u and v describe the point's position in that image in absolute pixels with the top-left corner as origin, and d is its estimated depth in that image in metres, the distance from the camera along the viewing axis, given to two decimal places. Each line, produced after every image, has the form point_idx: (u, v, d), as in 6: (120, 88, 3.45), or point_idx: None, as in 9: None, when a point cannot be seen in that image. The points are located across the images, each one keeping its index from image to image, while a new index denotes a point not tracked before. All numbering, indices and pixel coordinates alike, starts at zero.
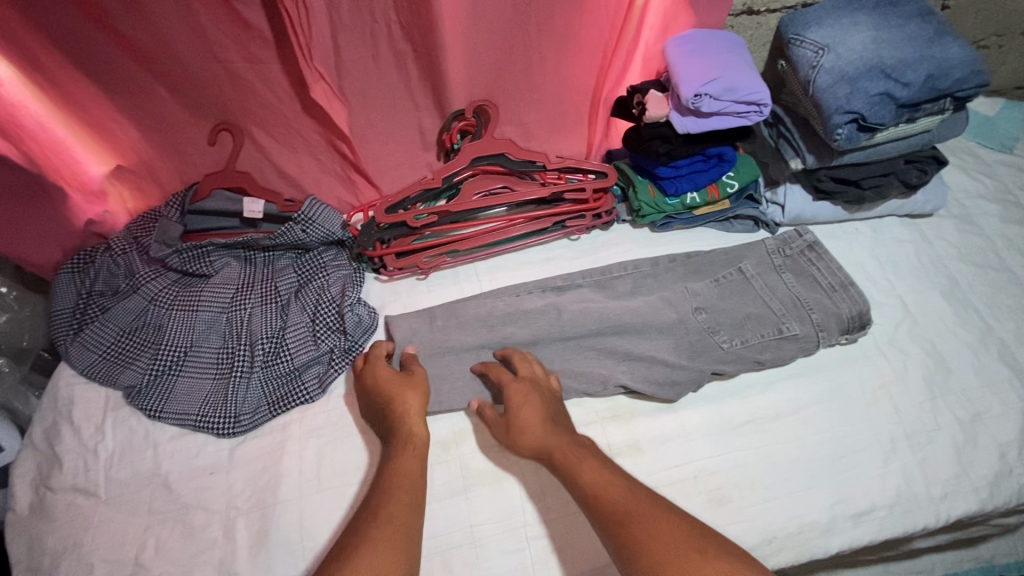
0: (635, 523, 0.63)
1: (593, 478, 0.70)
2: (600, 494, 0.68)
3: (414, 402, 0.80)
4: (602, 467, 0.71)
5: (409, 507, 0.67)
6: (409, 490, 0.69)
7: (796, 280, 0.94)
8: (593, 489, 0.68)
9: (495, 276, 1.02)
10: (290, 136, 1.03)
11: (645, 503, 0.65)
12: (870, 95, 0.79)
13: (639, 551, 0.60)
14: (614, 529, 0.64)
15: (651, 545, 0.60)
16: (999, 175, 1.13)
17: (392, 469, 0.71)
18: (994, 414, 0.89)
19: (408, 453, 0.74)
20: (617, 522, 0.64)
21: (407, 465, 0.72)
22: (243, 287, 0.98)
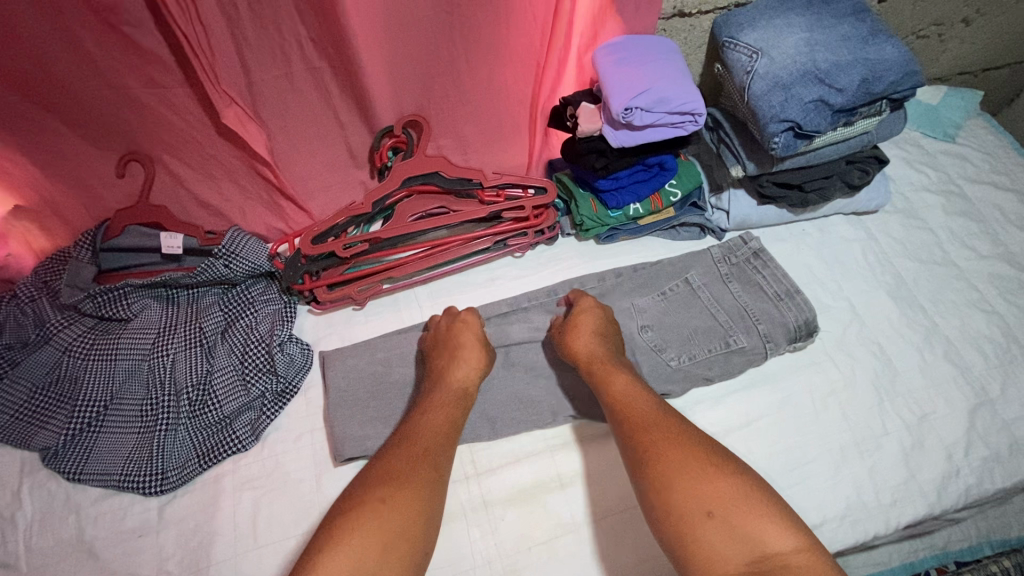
0: (660, 438, 0.71)
1: (624, 390, 0.78)
2: (627, 406, 0.76)
3: (476, 356, 0.84)
4: (635, 386, 0.79)
5: (437, 458, 0.73)
6: (444, 435, 0.76)
7: (742, 290, 0.92)
8: (623, 400, 0.77)
9: (436, 301, 0.98)
10: (205, 162, 0.95)
11: (669, 421, 0.74)
12: (804, 102, 0.76)
13: (659, 456, 0.70)
14: (637, 429, 0.73)
15: (667, 448, 0.70)
16: (941, 166, 1.13)
17: (424, 419, 0.77)
18: (940, 415, 0.89)
19: (449, 402, 0.80)
20: (644, 429, 0.73)
21: (443, 417, 0.78)
22: (165, 330, 0.92)
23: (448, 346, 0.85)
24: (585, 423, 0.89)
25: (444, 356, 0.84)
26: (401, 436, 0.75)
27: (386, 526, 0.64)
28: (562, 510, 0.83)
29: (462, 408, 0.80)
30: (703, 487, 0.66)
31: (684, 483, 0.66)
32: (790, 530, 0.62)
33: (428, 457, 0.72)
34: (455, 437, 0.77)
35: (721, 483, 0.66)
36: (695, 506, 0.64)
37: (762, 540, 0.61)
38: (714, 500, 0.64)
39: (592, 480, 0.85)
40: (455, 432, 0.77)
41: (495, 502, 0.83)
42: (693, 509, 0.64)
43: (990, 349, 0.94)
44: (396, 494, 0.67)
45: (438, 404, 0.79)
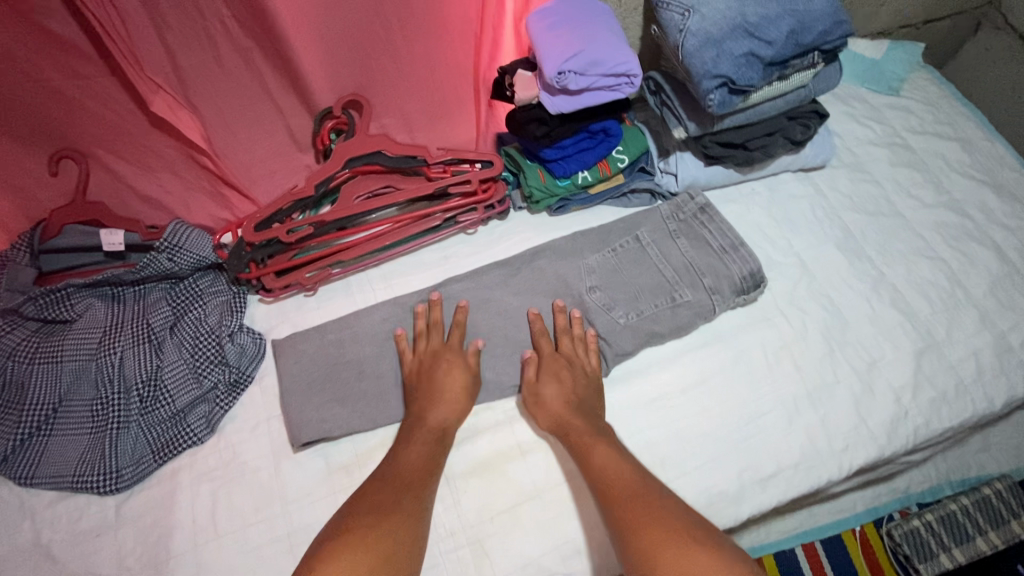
0: (641, 509, 0.70)
1: (604, 465, 0.76)
2: (609, 475, 0.75)
3: (456, 399, 0.83)
4: (614, 452, 0.77)
5: (419, 493, 0.74)
6: (425, 471, 0.77)
7: (690, 246, 0.94)
8: (604, 467, 0.76)
9: (390, 282, 0.97)
10: (141, 154, 0.92)
11: (651, 492, 0.72)
12: (735, 56, 0.76)
13: (638, 528, 0.68)
14: (616, 510, 0.71)
15: (644, 524, 0.68)
16: (887, 118, 1.14)
17: (403, 459, 0.78)
18: (888, 361, 0.91)
19: (427, 443, 0.80)
20: (620, 500, 0.72)
21: (423, 454, 0.79)
22: (111, 328, 0.90)
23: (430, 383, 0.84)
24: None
25: (428, 395, 0.83)
26: (385, 472, 0.76)
27: (371, 560, 0.65)
28: (526, 479, 0.83)
29: (441, 449, 0.80)
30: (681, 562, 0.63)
31: (663, 553, 0.64)
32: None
33: (411, 493, 0.74)
34: (436, 474, 0.78)
35: (698, 556, 0.63)
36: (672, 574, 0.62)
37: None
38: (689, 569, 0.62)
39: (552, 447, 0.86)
40: (434, 468, 0.78)
41: (457, 476, 0.83)
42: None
43: (936, 295, 0.96)
44: (379, 526, 0.69)
45: (415, 442, 0.79)
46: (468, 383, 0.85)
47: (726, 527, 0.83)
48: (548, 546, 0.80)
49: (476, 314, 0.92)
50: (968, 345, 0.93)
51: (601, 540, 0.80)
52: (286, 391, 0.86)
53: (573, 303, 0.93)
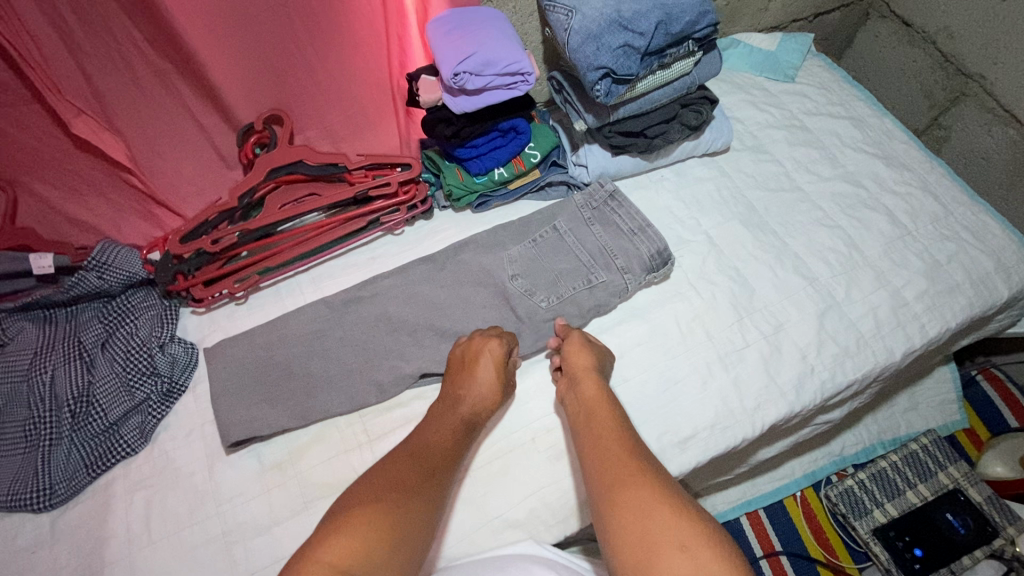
0: (635, 475, 0.70)
1: (607, 435, 0.77)
2: (599, 442, 0.77)
3: (489, 391, 0.84)
4: (622, 428, 0.78)
5: (441, 480, 0.75)
6: (448, 460, 0.78)
7: (602, 230, 1.00)
8: (598, 434, 0.78)
9: (319, 285, 1.01)
10: (68, 179, 0.95)
11: (641, 459, 0.73)
12: (613, 49, 0.82)
13: (632, 493, 0.67)
14: (611, 468, 0.72)
15: (633, 485, 0.68)
16: (784, 104, 1.22)
17: (435, 446, 0.78)
18: (794, 322, 0.97)
19: (451, 433, 0.81)
20: (607, 467, 0.73)
21: (449, 442, 0.79)
22: (42, 349, 0.91)
23: (467, 363, 0.86)
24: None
25: (463, 380, 0.85)
26: (412, 452, 0.77)
27: (389, 528, 0.65)
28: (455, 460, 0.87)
29: (465, 440, 0.81)
30: (667, 518, 0.63)
31: (635, 516, 0.65)
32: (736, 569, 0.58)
33: (434, 478, 0.74)
34: (455, 464, 0.79)
35: (668, 515, 0.64)
36: (662, 536, 0.61)
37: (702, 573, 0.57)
38: (661, 532, 0.62)
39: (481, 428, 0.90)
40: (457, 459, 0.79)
41: None
42: (641, 541, 0.62)
43: (835, 259, 1.03)
44: (404, 503, 0.69)
45: (441, 430, 0.80)
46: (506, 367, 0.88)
47: None
48: (478, 522, 0.84)
49: (402, 310, 0.97)
50: (867, 304, 0.99)
51: (529, 510, 0.85)
52: (216, 397, 0.88)
53: (495, 292, 0.98)
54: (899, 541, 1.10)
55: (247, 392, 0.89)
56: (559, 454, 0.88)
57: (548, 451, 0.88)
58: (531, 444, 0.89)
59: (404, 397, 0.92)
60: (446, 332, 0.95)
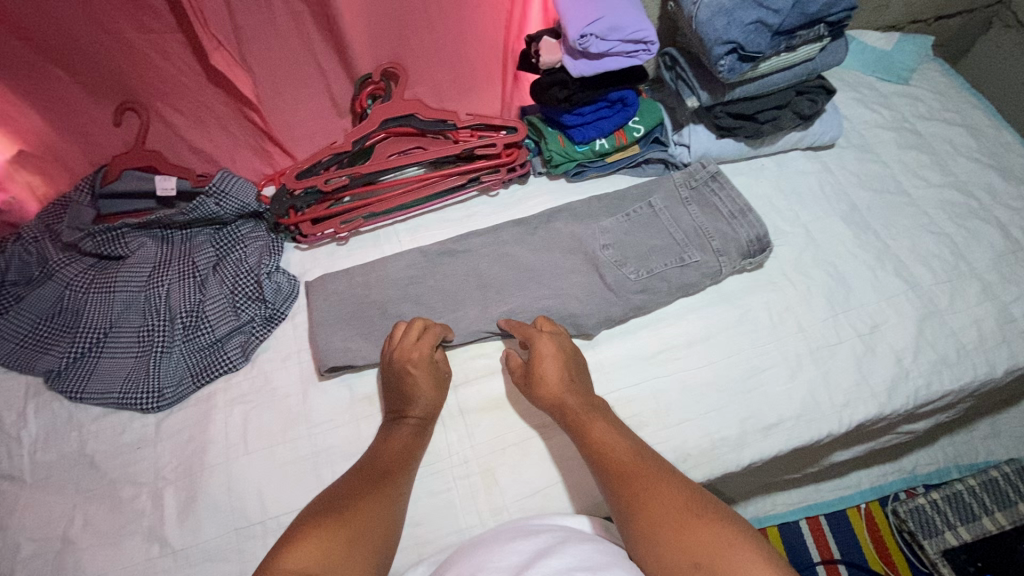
0: (645, 484, 0.69)
1: (602, 438, 0.76)
2: (609, 451, 0.75)
3: (434, 393, 0.84)
4: (614, 433, 0.77)
5: (393, 482, 0.75)
6: (400, 462, 0.78)
7: (700, 211, 0.99)
8: (603, 444, 0.76)
9: (416, 235, 1.05)
10: (197, 109, 1.01)
11: (655, 465, 0.73)
12: (745, 24, 0.82)
13: (649, 504, 0.67)
14: (622, 480, 0.71)
15: (649, 497, 0.68)
16: (895, 105, 1.18)
17: (389, 452, 0.79)
18: (891, 325, 0.94)
19: (406, 435, 0.81)
20: (623, 477, 0.71)
21: (404, 447, 0.80)
22: (160, 264, 0.98)
23: (402, 388, 0.83)
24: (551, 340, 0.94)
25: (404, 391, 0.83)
26: (363, 464, 0.77)
27: (348, 534, 0.65)
28: (533, 416, 0.89)
29: (422, 439, 0.82)
30: (691, 527, 0.64)
31: (670, 527, 0.64)
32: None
33: (386, 481, 0.74)
34: (412, 464, 0.79)
35: (701, 530, 0.63)
36: (685, 549, 0.62)
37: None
38: (697, 551, 0.61)
39: None
40: (410, 459, 0.79)
41: (472, 410, 0.89)
42: (679, 561, 0.61)
43: (940, 266, 0.99)
44: (367, 510, 0.70)
45: (397, 435, 0.81)
46: (440, 371, 0.86)
47: (727, 472, 0.87)
48: (553, 480, 0.85)
49: (493, 267, 0.99)
50: (970, 315, 0.96)
51: None
52: (315, 330, 0.93)
53: (586, 260, 0.99)
54: (970, 565, 1.06)
55: (345, 326, 0.93)
56: (637, 426, 0.87)
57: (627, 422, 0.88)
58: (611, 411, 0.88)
59: (487, 347, 0.95)
60: (535, 293, 0.96)
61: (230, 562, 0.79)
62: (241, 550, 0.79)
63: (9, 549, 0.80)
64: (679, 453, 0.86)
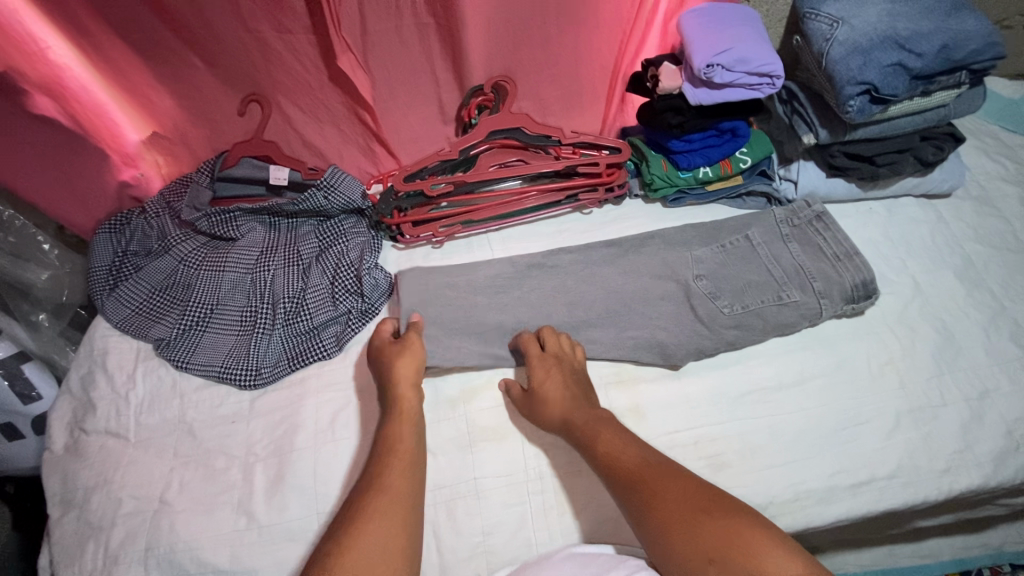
0: (653, 488, 0.69)
1: (609, 445, 0.76)
2: (618, 461, 0.74)
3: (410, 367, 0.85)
4: (624, 441, 0.76)
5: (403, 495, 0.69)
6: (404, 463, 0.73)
7: (801, 250, 0.96)
8: (613, 453, 0.75)
9: (508, 246, 1.06)
10: (315, 106, 1.05)
11: (662, 467, 0.72)
12: (883, 66, 0.79)
13: (659, 510, 0.66)
14: (631, 490, 0.70)
15: (658, 503, 0.67)
16: (1021, 158, 1.11)
17: (393, 454, 0.73)
18: (1003, 392, 0.88)
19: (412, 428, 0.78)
20: (637, 485, 0.70)
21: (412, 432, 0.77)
22: (266, 250, 1.03)
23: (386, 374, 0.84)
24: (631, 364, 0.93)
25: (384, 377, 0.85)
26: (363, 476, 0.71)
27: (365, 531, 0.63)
28: None
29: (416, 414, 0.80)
30: (700, 527, 0.63)
31: (683, 533, 0.63)
32: (798, 556, 0.58)
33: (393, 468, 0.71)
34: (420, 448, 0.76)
35: (713, 525, 0.62)
36: (696, 551, 0.61)
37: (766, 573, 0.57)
38: (711, 546, 0.61)
39: (642, 416, 0.89)
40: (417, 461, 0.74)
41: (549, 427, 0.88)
42: (693, 558, 0.61)
43: None
44: (381, 526, 0.64)
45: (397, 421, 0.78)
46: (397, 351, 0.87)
47: (811, 526, 0.83)
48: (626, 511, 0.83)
49: (582, 286, 0.99)
50: None
51: None
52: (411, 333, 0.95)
53: (678, 288, 0.96)
54: None
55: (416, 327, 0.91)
56: (719, 464, 0.85)
57: (710, 459, 0.85)
58: (694, 446, 0.86)
59: None
60: (622, 316, 0.95)
61: (310, 544, 0.81)
62: (321, 534, 0.81)
63: (112, 503, 0.84)
64: (761, 499, 0.83)
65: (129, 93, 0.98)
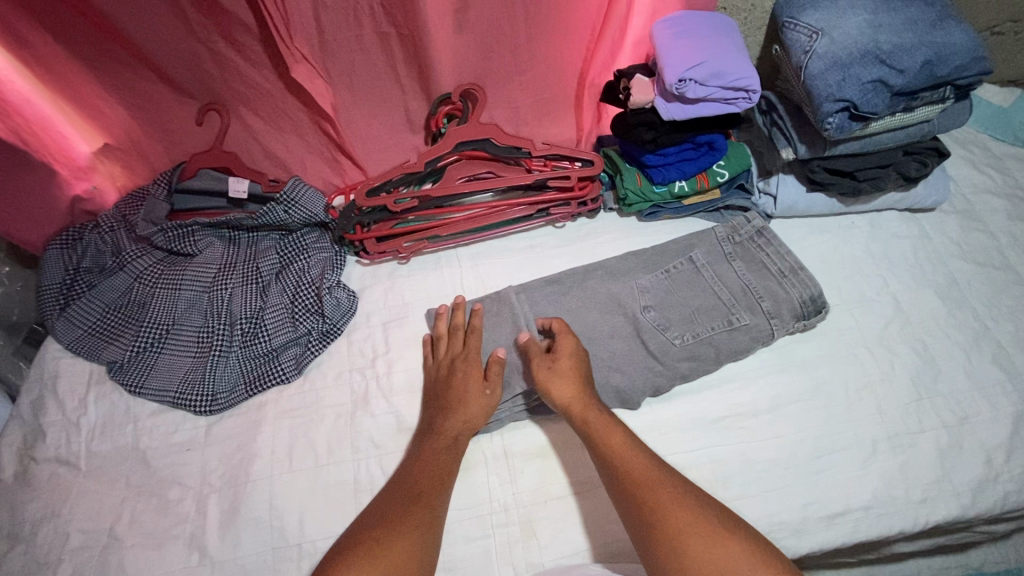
0: (666, 501, 0.68)
1: (618, 446, 0.74)
2: (630, 469, 0.72)
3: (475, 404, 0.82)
4: (632, 447, 0.74)
5: (426, 505, 0.73)
6: (437, 482, 0.76)
7: (746, 268, 0.93)
8: (623, 454, 0.73)
9: (477, 262, 1.03)
10: (276, 115, 1.00)
11: (674, 482, 0.71)
12: (863, 82, 0.75)
13: (676, 522, 0.66)
14: (643, 499, 0.69)
15: (673, 520, 0.66)
16: (1008, 170, 1.08)
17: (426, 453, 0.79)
18: (982, 418, 0.86)
19: (445, 452, 0.79)
20: (656, 488, 0.69)
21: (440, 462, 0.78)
22: (224, 267, 0.99)
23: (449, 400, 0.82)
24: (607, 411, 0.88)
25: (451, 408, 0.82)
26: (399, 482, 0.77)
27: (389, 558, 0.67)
28: (582, 471, 0.84)
29: (457, 450, 0.79)
30: (716, 552, 0.63)
31: (699, 551, 0.63)
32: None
33: (422, 501, 0.73)
34: (447, 484, 0.77)
35: (731, 547, 0.63)
36: (711, 573, 0.61)
37: None
38: (726, 566, 0.61)
39: None
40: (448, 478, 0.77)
41: (517, 455, 0.86)
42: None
43: None
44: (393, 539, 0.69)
45: (432, 449, 0.79)
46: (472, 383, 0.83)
47: None
48: (597, 540, 0.80)
49: (552, 307, 0.95)
50: None
51: None
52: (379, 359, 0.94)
53: (626, 322, 0.92)
54: None
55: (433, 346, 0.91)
56: None
57: None
58: None
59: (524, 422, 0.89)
60: (594, 337, 0.91)
61: None
62: (276, 570, 0.78)
63: (60, 537, 0.82)
64: None
65: (76, 104, 0.93)
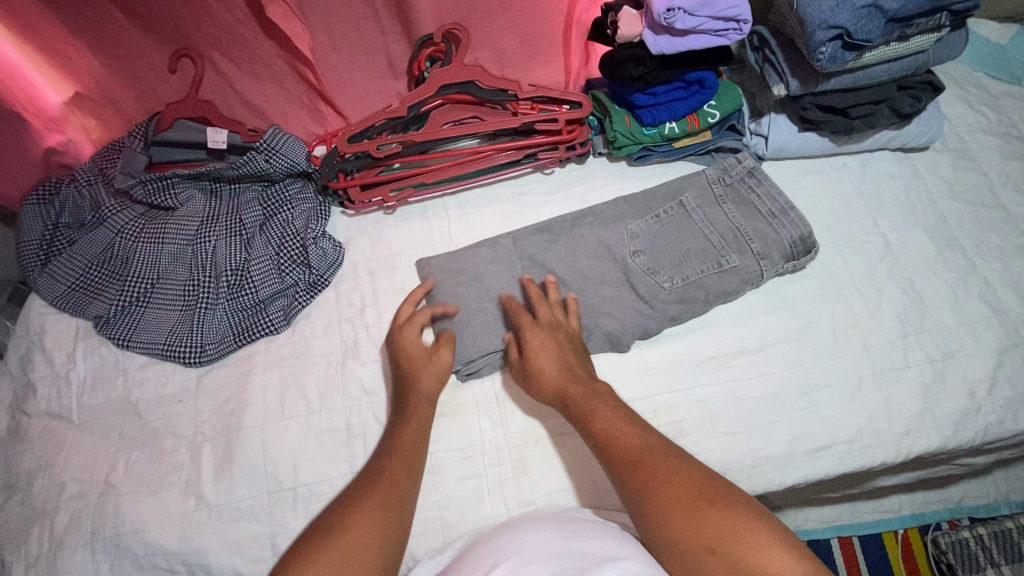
0: (651, 474, 0.68)
1: (608, 421, 0.74)
2: (618, 441, 0.72)
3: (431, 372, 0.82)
4: (622, 417, 0.74)
5: (399, 480, 0.72)
6: (406, 457, 0.74)
7: (736, 210, 0.93)
8: (613, 433, 0.73)
9: (465, 211, 1.01)
10: (252, 62, 0.96)
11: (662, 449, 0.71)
12: (857, 7, 0.72)
13: (661, 496, 0.66)
14: (630, 472, 0.69)
15: (658, 492, 0.66)
16: (1003, 108, 1.06)
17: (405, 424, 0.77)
18: (967, 353, 0.87)
19: (420, 419, 0.78)
20: (636, 467, 0.69)
21: (416, 429, 0.77)
22: (207, 219, 0.97)
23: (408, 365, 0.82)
24: (599, 353, 0.89)
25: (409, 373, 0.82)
26: (379, 452, 0.76)
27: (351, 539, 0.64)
28: None
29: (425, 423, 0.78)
30: (696, 521, 0.63)
31: (682, 523, 0.63)
32: (799, 557, 0.59)
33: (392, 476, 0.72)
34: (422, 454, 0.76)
35: (714, 518, 0.63)
36: (693, 540, 0.62)
37: (765, 571, 0.59)
38: (710, 536, 0.62)
39: None
40: (423, 450, 0.76)
41: (507, 397, 0.87)
42: (693, 548, 0.62)
43: None
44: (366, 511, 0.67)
45: (407, 419, 0.78)
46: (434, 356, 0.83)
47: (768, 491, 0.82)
48: (585, 477, 0.82)
49: (540, 253, 0.94)
50: None
51: None
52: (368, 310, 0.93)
53: (615, 268, 0.92)
54: None
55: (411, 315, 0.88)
56: (678, 432, 0.83)
57: (668, 429, 0.84)
58: (653, 414, 0.85)
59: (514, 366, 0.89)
60: (584, 284, 0.91)
61: (261, 523, 0.79)
62: (272, 512, 0.80)
63: (56, 487, 0.82)
64: (720, 467, 0.82)
65: (44, 51, 0.90)
